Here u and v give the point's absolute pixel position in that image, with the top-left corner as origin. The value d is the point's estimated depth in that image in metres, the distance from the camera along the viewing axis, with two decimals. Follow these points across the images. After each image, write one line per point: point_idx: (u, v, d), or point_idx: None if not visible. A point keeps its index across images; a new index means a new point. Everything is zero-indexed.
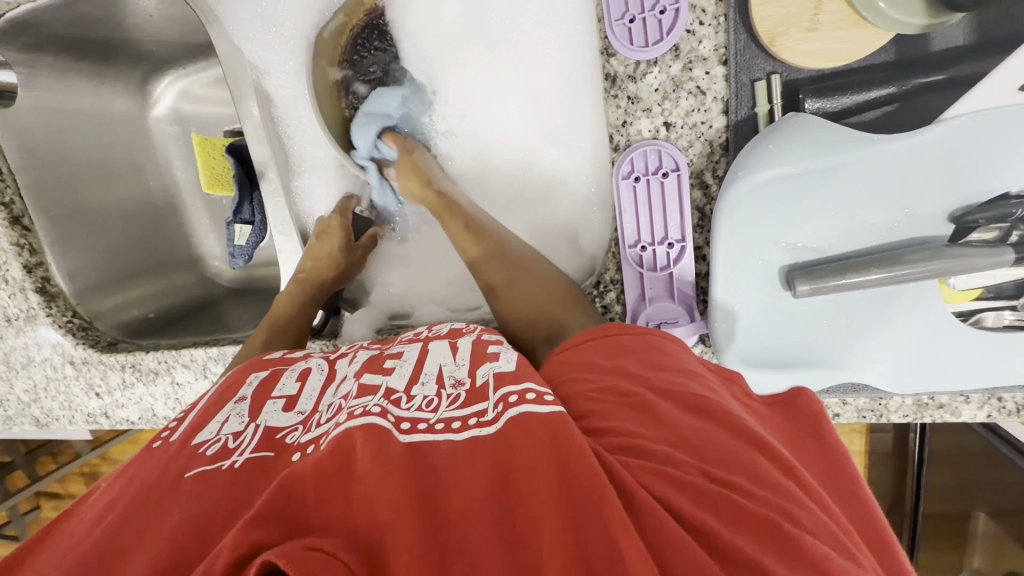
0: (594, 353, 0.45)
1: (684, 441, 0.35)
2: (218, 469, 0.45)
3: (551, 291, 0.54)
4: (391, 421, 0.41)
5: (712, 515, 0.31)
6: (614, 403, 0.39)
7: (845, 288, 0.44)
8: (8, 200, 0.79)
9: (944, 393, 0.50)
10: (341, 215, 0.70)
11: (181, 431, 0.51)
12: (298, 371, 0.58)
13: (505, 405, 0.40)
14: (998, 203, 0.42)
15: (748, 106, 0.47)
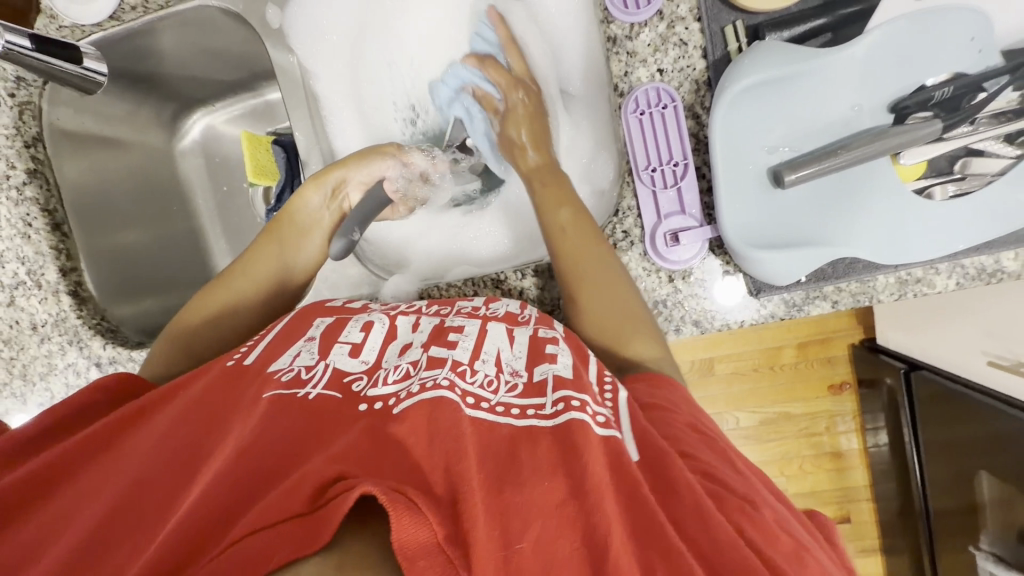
0: (666, 392, 0.52)
1: (756, 497, 0.44)
2: (292, 395, 0.51)
3: (628, 311, 0.58)
4: (458, 395, 0.47)
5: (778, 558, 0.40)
6: (697, 441, 0.48)
7: (821, 173, 0.55)
8: (52, 207, 0.84)
9: (918, 267, 0.59)
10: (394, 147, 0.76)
11: (257, 355, 0.57)
12: (362, 323, 0.59)
13: (566, 404, 0.46)
14: (921, 91, 0.54)
15: (721, 48, 0.59)
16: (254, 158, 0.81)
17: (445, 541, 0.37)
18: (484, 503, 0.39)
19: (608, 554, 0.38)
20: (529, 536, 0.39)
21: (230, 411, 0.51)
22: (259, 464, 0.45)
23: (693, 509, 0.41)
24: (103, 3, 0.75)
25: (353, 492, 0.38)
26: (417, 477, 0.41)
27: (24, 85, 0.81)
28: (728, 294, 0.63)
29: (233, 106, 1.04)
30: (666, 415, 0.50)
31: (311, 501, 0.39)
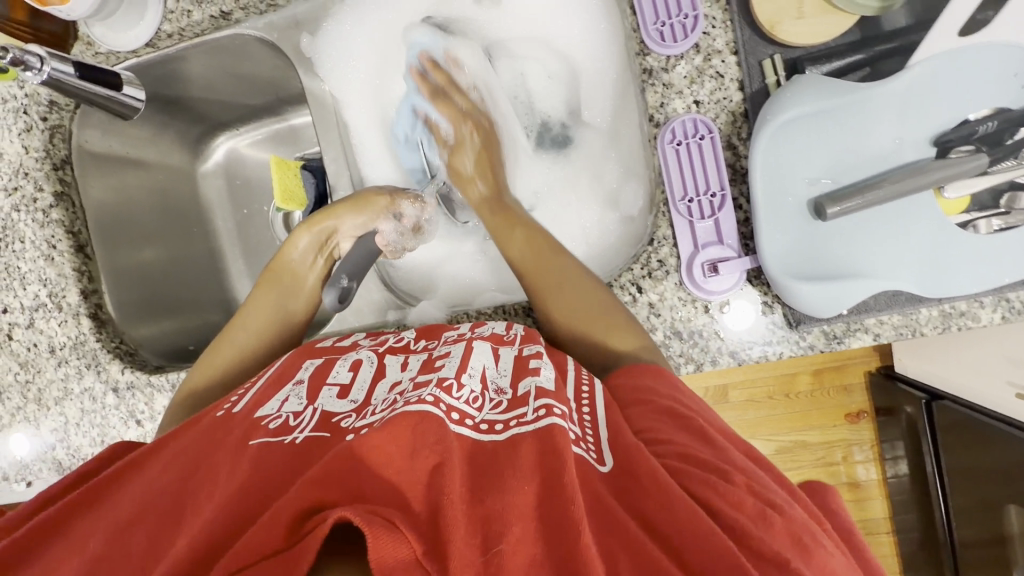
0: (647, 378, 0.52)
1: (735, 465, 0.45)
2: (280, 442, 0.48)
3: (599, 315, 0.59)
4: (443, 410, 0.45)
5: (746, 521, 0.41)
6: (667, 420, 0.48)
7: (865, 206, 0.54)
8: (76, 229, 0.84)
9: (961, 299, 0.58)
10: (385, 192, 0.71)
11: (245, 402, 0.55)
12: (350, 362, 0.59)
13: (547, 411, 0.46)
14: (964, 125, 0.54)
15: (759, 80, 0.60)
16: (283, 183, 0.79)
17: (424, 556, 0.37)
18: (464, 519, 0.39)
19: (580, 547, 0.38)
20: (509, 538, 0.39)
21: (215, 452, 0.49)
22: (240, 498, 0.43)
23: (656, 489, 0.42)
24: (140, 31, 0.74)
25: (331, 519, 0.38)
26: (391, 490, 0.40)
27: (56, 109, 0.82)
28: (768, 326, 0.62)
29: (256, 130, 1.05)
30: (643, 403, 0.50)
31: (290, 536, 0.39)
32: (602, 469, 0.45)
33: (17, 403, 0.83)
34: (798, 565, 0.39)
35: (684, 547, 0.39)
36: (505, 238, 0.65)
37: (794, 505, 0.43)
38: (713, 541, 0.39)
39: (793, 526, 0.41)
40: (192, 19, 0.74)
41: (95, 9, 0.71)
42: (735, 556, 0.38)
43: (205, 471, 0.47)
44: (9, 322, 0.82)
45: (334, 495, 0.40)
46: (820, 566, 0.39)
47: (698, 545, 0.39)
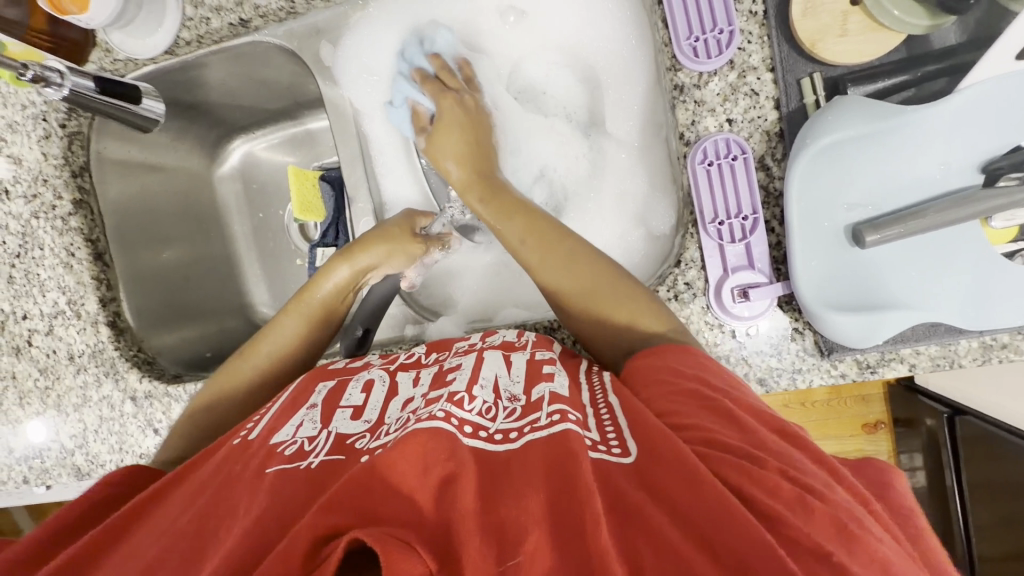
0: (678, 361, 0.49)
1: (765, 449, 0.42)
2: (295, 469, 0.47)
3: (622, 289, 0.56)
4: (455, 425, 0.45)
5: (786, 510, 0.37)
6: (695, 405, 0.45)
7: (906, 234, 0.52)
8: (95, 237, 0.83)
9: (1005, 332, 0.56)
10: (408, 220, 0.72)
11: (260, 429, 0.54)
12: (362, 382, 0.59)
13: (562, 416, 0.46)
14: (1016, 152, 0.51)
15: (796, 99, 0.57)
16: (301, 194, 0.78)
17: (437, 568, 0.37)
18: (477, 532, 0.38)
19: (597, 546, 0.37)
20: (527, 546, 0.38)
21: (231, 484, 0.48)
22: (258, 527, 0.42)
23: (682, 473, 0.40)
24: (159, 39, 0.73)
25: (345, 540, 0.36)
26: (411, 509, 0.40)
27: (74, 116, 0.81)
28: (798, 354, 0.60)
29: (273, 134, 1.04)
30: (663, 385, 0.48)
31: (307, 565, 0.37)
32: (627, 460, 0.43)
33: (37, 408, 0.84)
34: (842, 556, 0.35)
35: (713, 534, 0.36)
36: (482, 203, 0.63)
37: (834, 489, 0.40)
38: (750, 531, 0.36)
39: (839, 513, 0.37)
40: (211, 26, 0.72)
41: (115, 18, 0.70)
42: (775, 547, 0.35)
43: (222, 504, 0.46)
44: (29, 328, 0.82)
45: (348, 518, 0.39)
46: (872, 556, 0.35)
47: (729, 535, 0.36)
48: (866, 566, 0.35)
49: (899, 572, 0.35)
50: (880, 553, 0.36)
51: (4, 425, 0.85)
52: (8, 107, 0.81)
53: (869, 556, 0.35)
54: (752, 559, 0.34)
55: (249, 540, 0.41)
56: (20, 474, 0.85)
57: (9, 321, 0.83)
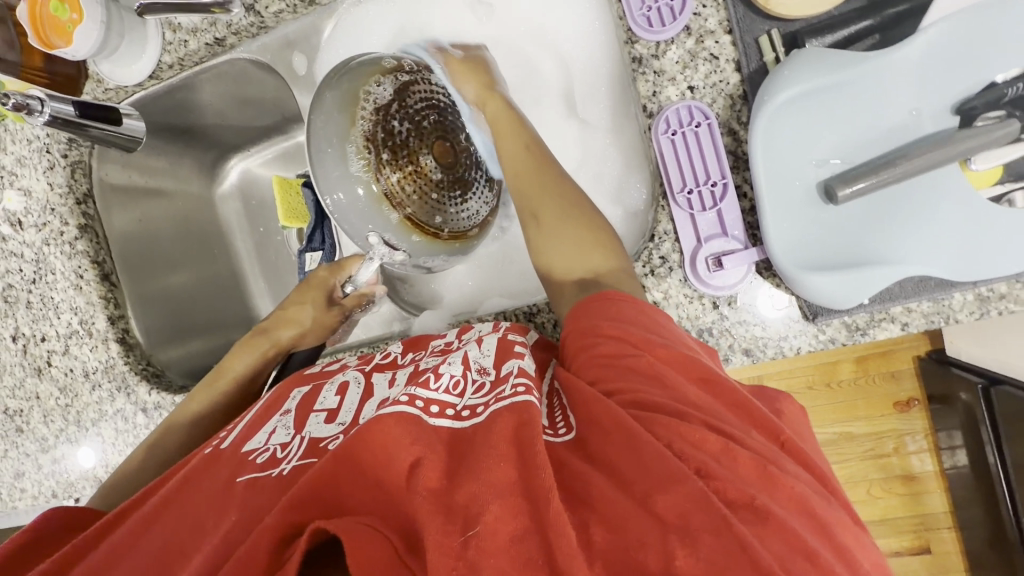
0: (599, 317, 0.47)
1: (689, 403, 0.41)
2: (267, 475, 0.49)
3: (590, 231, 0.57)
4: (420, 407, 0.46)
5: (711, 459, 0.38)
6: (621, 367, 0.44)
7: (881, 185, 0.50)
8: (101, 259, 0.88)
9: (1001, 281, 0.52)
10: (331, 270, 0.75)
11: (231, 439, 0.56)
12: (337, 386, 0.60)
13: (526, 389, 0.45)
14: (991, 89, 0.49)
15: (757, 59, 0.56)
16: (287, 203, 0.83)
17: (403, 550, 0.37)
18: (437, 511, 0.37)
19: (549, 514, 0.36)
20: (486, 518, 0.36)
21: (203, 496, 0.50)
22: (231, 533, 0.45)
23: (621, 439, 0.40)
24: (143, 65, 0.77)
25: (308, 533, 0.39)
26: (372, 497, 0.41)
27: (74, 145, 0.86)
28: (782, 321, 0.58)
29: (265, 150, 1.06)
30: (593, 351, 0.46)
31: (277, 559, 0.40)
32: (569, 437, 0.43)
33: (59, 425, 0.88)
34: (763, 497, 0.36)
35: (649, 489, 0.36)
36: (502, 138, 0.64)
37: (751, 433, 0.40)
38: (682, 483, 0.36)
39: (758, 455, 0.38)
40: (189, 48, 0.76)
41: (98, 47, 0.73)
42: (706, 496, 0.35)
43: (194, 518, 0.48)
44: (48, 349, 0.87)
45: (315, 513, 0.41)
46: (786, 492, 0.37)
47: (665, 488, 0.36)
48: (783, 502, 0.36)
49: (812, 506, 0.37)
50: (794, 488, 0.37)
51: (33, 443, 0.90)
52: (17, 143, 0.86)
53: (786, 495, 0.37)
54: (686, 510, 0.34)
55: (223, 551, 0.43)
56: (49, 488, 0.90)
57: (31, 343, 0.88)
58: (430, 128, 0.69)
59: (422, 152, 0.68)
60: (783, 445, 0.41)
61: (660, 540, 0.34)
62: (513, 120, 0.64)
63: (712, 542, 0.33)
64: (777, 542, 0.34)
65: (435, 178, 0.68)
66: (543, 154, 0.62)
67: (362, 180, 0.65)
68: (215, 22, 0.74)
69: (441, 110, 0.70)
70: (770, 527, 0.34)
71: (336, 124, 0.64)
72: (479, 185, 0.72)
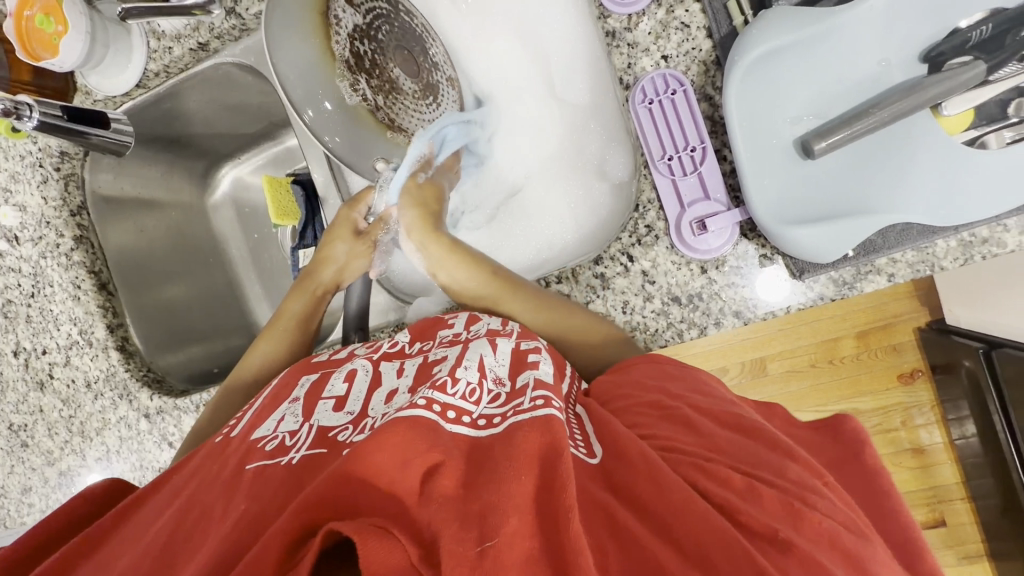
0: (651, 376, 0.49)
1: (716, 448, 0.41)
2: (275, 465, 0.48)
3: (573, 319, 0.59)
4: (437, 411, 0.44)
5: (735, 496, 0.37)
6: (653, 414, 0.45)
7: (854, 138, 0.51)
8: (97, 269, 0.89)
9: (982, 226, 0.53)
10: (353, 203, 0.74)
11: (241, 427, 0.56)
12: (345, 372, 0.59)
13: (545, 401, 0.44)
14: (956, 34, 0.50)
15: (727, 23, 0.57)
16: (277, 201, 0.83)
17: (420, 560, 0.34)
18: (456, 519, 0.35)
19: (568, 536, 0.34)
20: (505, 530, 0.34)
21: (208, 484, 0.49)
22: (238, 530, 0.42)
23: (645, 471, 0.39)
24: (129, 75, 0.79)
25: (321, 534, 0.35)
26: (388, 501, 0.37)
27: (67, 159, 0.86)
28: (770, 280, 0.59)
29: (257, 156, 1.07)
30: (628, 402, 0.47)
31: (284, 564, 0.36)
32: (593, 462, 0.42)
33: (64, 438, 0.89)
34: (788, 532, 0.35)
35: (667, 518, 0.36)
36: (441, 271, 0.62)
37: (787, 466, 0.39)
38: (699, 512, 0.36)
39: (786, 492, 0.37)
40: (173, 55, 0.78)
41: (84, 59, 0.75)
42: (724, 530, 0.34)
43: (198, 508, 0.47)
44: (49, 362, 0.88)
45: (326, 511, 0.37)
46: (814, 530, 0.35)
47: (683, 519, 0.36)
48: (811, 538, 0.35)
49: (845, 544, 0.35)
50: (825, 527, 0.35)
51: (38, 457, 0.91)
52: (10, 159, 0.87)
53: (814, 532, 0.35)
54: (706, 543, 0.34)
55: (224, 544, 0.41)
56: (56, 501, 0.90)
57: (32, 358, 0.89)
58: (390, 40, 0.64)
59: (387, 62, 0.64)
60: (827, 483, 0.39)
61: (678, 570, 0.33)
62: (468, 258, 0.62)
63: (728, 571, 0.33)
64: (793, 568, 0.33)
65: (405, 88, 0.66)
66: (506, 276, 0.62)
67: (348, 101, 0.61)
68: (198, 27, 0.76)
69: (387, 18, 0.64)
70: (790, 559, 0.34)
71: (313, 57, 0.58)
72: (444, 86, 0.70)
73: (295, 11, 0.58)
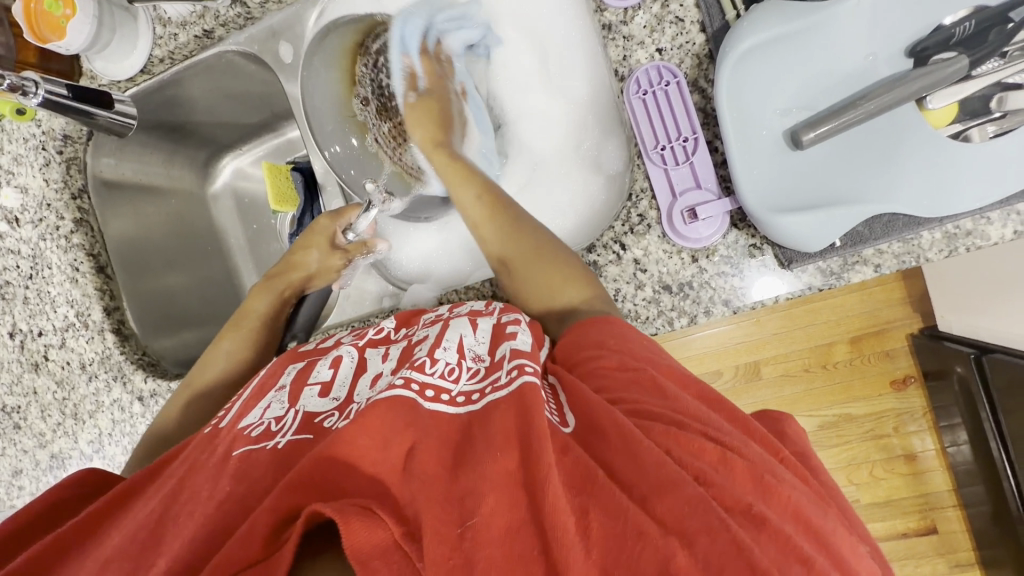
0: (608, 335, 0.48)
1: (690, 416, 0.40)
2: (261, 449, 0.47)
3: (558, 264, 0.57)
4: (415, 390, 0.44)
5: (709, 467, 0.37)
6: (628, 379, 0.44)
7: (843, 129, 0.52)
8: (96, 252, 0.90)
9: (965, 218, 0.54)
10: (333, 217, 0.76)
11: (230, 416, 0.54)
12: (331, 359, 0.58)
13: (521, 370, 0.43)
14: (940, 30, 0.52)
15: (720, 17, 0.59)
16: (276, 186, 0.84)
17: (403, 538, 0.34)
18: (440, 497, 0.36)
19: (548, 510, 0.34)
20: (483, 510, 0.35)
21: (196, 473, 0.48)
22: (230, 510, 0.43)
23: (621, 440, 0.38)
24: (134, 60, 0.81)
25: (302, 518, 0.36)
26: (371, 482, 0.38)
27: (70, 142, 0.88)
28: (759, 270, 0.60)
29: (257, 147, 1.08)
30: (594, 363, 0.46)
31: (269, 545, 0.37)
32: (566, 430, 0.42)
33: (56, 420, 0.89)
34: (761, 505, 0.35)
35: (648, 491, 0.35)
36: (456, 183, 0.64)
37: (754, 445, 0.39)
38: (680, 485, 0.34)
39: (756, 464, 0.37)
40: (179, 41, 0.80)
41: (91, 43, 0.77)
42: (704, 501, 0.33)
43: (188, 487, 0.47)
44: (45, 344, 0.88)
45: (313, 492, 0.38)
46: (783, 503, 0.35)
47: (663, 491, 0.34)
48: (784, 514, 0.35)
49: (810, 518, 0.35)
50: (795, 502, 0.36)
51: (30, 439, 0.91)
52: (13, 142, 0.88)
53: (785, 509, 0.35)
54: (684, 513, 0.33)
55: (217, 521, 0.42)
56: (47, 483, 0.90)
57: (28, 339, 0.89)
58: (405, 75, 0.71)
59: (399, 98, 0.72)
60: (782, 460, 0.40)
61: (655, 540, 0.32)
62: (463, 171, 0.64)
63: (707, 544, 0.31)
64: (769, 542, 0.33)
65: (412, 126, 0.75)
66: (495, 197, 0.62)
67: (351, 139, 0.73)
68: (203, 14, 0.78)
69: None
70: (765, 532, 0.33)
71: (330, 108, 0.73)
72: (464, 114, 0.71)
73: (322, 66, 0.72)
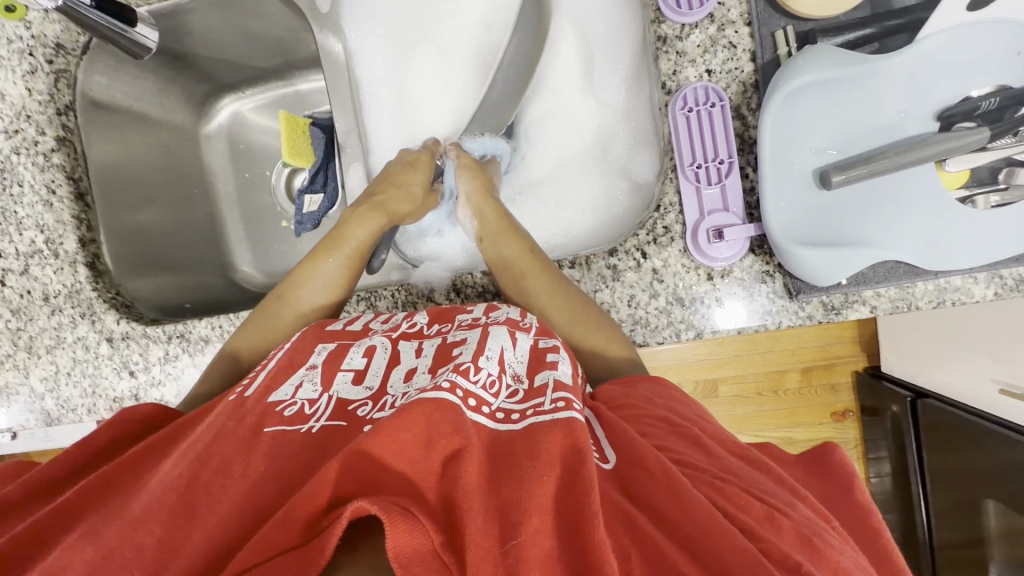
0: (649, 391, 0.52)
1: (732, 472, 0.44)
2: (295, 431, 0.47)
3: (591, 315, 0.60)
4: (460, 397, 0.43)
5: (755, 521, 0.40)
6: (668, 430, 0.47)
7: (871, 175, 0.56)
8: (76, 176, 0.84)
9: (957, 275, 0.59)
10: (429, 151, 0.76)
11: (256, 386, 0.52)
12: (364, 347, 0.56)
13: (567, 404, 0.44)
14: (967, 101, 0.57)
15: (771, 51, 0.62)
16: (291, 139, 0.80)
17: (441, 546, 0.34)
18: (481, 507, 0.36)
19: (598, 546, 0.35)
20: (527, 528, 0.36)
21: (223, 438, 0.46)
22: (261, 488, 0.42)
23: (667, 483, 0.41)
24: None
25: (347, 512, 0.34)
26: (408, 481, 0.37)
27: (63, 53, 0.81)
28: (769, 297, 0.63)
29: (263, 93, 1.01)
30: (637, 412, 0.50)
31: (307, 530, 0.36)
32: (606, 466, 0.44)
33: (5, 350, 0.81)
34: (809, 565, 0.37)
35: (696, 537, 0.38)
36: (497, 237, 0.67)
37: (796, 503, 0.42)
38: (729, 536, 0.37)
39: (801, 527, 0.39)
40: None
41: None
42: (754, 555, 0.36)
43: (210, 454, 0.44)
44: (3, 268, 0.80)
45: (350, 486, 0.37)
46: (830, 565, 0.38)
47: (712, 539, 0.37)
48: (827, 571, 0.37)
49: None
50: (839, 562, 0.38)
51: None
52: None
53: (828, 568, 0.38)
54: (731, 563, 0.36)
55: (243, 506, 0.40)
56: None
57: None
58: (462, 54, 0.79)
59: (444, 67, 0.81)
60: (832, 528, 0.42)
61: None
62: (507, 227, 0.67)
63: None
64: None
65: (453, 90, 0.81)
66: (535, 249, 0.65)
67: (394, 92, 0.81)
68: None
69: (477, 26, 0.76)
70: None
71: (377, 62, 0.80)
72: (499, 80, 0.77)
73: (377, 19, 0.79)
